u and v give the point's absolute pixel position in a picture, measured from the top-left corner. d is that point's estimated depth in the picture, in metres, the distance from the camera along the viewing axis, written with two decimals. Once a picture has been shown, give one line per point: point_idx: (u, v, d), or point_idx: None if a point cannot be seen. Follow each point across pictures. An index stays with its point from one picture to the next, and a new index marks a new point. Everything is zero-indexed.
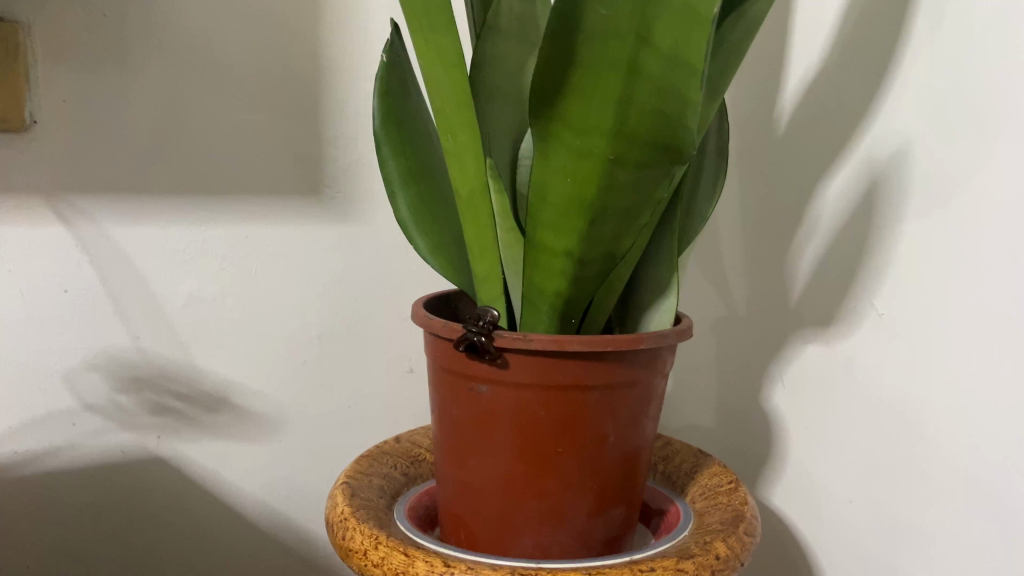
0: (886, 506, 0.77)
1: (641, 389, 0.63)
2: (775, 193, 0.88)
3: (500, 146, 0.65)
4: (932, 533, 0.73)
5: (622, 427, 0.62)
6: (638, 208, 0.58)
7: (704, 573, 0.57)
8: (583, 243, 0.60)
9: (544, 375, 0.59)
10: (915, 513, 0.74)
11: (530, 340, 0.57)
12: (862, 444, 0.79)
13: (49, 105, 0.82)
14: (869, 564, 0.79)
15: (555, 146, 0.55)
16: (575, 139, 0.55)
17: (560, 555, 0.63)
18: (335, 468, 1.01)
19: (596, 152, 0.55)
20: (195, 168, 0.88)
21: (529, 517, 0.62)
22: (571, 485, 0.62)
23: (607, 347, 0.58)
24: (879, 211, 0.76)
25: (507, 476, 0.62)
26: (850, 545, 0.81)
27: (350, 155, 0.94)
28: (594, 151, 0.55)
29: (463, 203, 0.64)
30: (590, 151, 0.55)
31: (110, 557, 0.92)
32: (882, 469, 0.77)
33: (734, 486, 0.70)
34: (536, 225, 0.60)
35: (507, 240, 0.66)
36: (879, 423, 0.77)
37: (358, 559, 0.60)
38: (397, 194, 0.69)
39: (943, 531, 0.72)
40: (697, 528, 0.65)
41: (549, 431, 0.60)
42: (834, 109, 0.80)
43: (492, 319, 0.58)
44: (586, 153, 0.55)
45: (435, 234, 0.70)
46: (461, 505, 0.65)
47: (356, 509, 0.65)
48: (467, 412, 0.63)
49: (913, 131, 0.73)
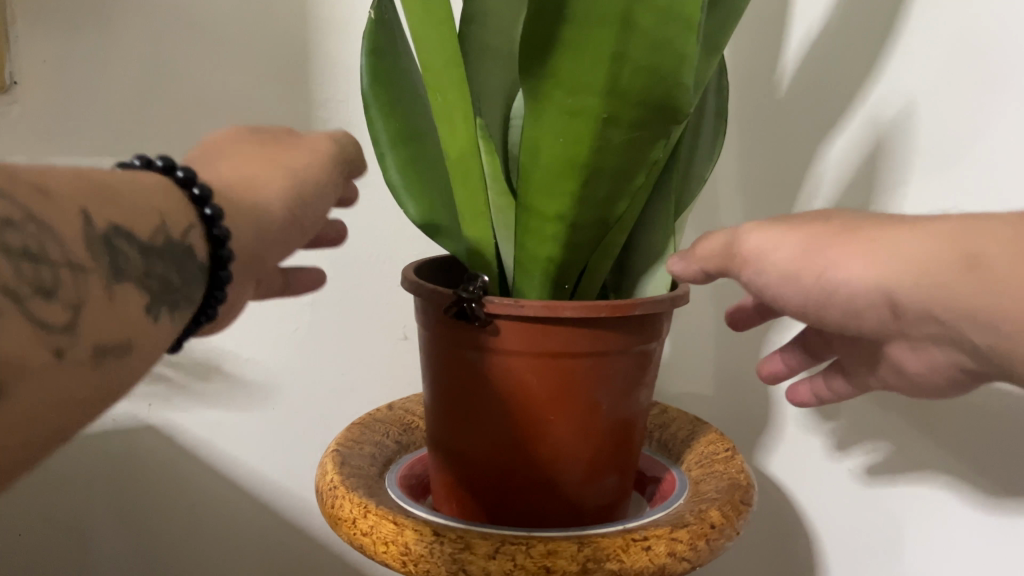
0: (888, 485, 0.77)
1: (636, 357, 0.61)
2: (779, 162, 0.83)
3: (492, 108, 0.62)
4: (930, 513, 0.74)
5: (616, 395, 0.61)
6: (632, 170, 0.56)
7: (697, 542, 0.56)
8: (576, 207, 0.57)
9: (537, 342, 0.58)
10: (915, 492, 0.75)
11: (522, 307, 0.56)
12: (868, 425, 0.78)
13: (30, 66, 0.84)
14: (867, 539, 0.80)
15: (547, 106, 0.53)
16: (567, 97, 0.52)
17: (553, 526, 0.62)
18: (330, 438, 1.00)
19: (589, 110, 0.52)
20: (177, 132, 0.88)
21: (520, 487, 0.61)
22: (564, 453, 0.60)
23: (601, 313, 0.56)
24: (884, 171, 0.74)
25: (499, 444, 0.60)
26: (853, 522, 0.81)
27: (340, 117, 0.90)
28: (587, 110, 0.52)
29: (454, 166, 0.62)
30: (584, 109, 0.52)
31: (102, 517, 0.95)
32: (884, 450, 0.77)
33: (731, 453, 0.69)
34: (527, 189, 0.57)
35: (499, 205, 0.64)
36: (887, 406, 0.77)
37: (347, 528, 0.59)
38: (386, 155, 0.67)
39: (941, 512, 0.73)
40: (693, 496, 0.64)
41: (541, 398, 0.59)
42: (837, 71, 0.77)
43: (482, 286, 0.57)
44: (579, 112, 0.52)
45: (426, 199, 0.68)
46: (451, 474, 0.64)
47: (345, 478, 0.64)
48: (457, 380, 0.61)
49: (916, 92, 0.71)
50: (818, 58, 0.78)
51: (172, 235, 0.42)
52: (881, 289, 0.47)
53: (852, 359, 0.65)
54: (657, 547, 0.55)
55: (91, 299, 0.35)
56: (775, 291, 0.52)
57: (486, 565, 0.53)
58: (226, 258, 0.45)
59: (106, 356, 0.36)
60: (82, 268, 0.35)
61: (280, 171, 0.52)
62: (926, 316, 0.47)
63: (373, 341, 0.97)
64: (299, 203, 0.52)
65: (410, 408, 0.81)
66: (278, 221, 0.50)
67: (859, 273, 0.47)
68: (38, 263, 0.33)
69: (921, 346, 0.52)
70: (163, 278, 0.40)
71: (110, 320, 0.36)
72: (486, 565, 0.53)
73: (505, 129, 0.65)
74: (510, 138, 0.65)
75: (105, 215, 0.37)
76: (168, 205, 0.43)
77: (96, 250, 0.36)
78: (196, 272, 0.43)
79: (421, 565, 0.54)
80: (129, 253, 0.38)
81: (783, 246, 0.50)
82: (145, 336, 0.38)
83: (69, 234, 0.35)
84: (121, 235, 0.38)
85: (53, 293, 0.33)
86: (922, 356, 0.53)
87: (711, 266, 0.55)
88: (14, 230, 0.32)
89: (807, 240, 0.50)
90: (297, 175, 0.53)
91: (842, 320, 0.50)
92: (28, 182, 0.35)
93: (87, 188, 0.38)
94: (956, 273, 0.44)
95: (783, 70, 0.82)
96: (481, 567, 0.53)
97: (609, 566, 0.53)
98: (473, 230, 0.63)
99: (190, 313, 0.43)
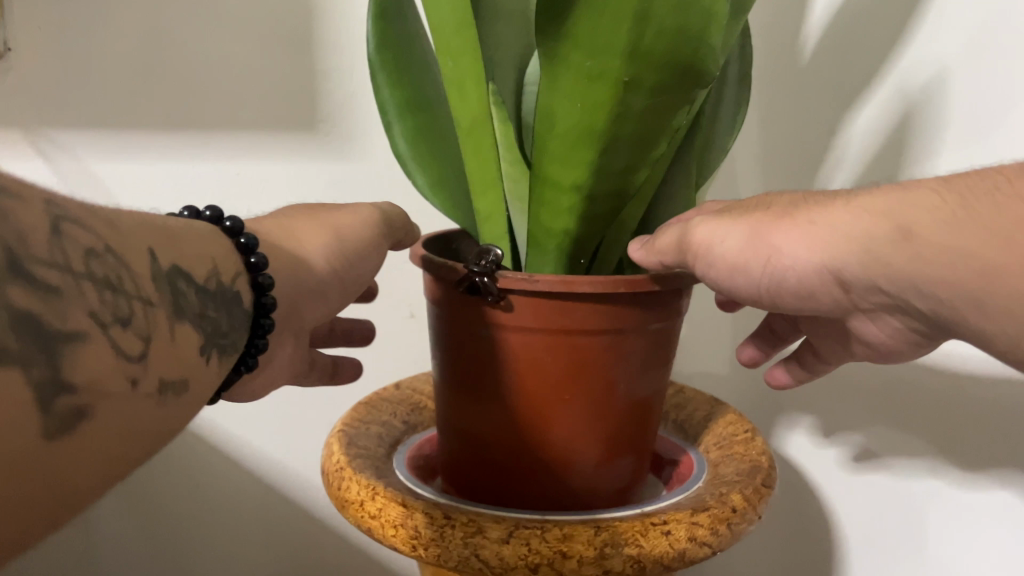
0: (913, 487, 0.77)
1: (655, 334, 0.58)
2: (801, 135, 0.80)
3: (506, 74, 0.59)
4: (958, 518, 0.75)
5: (633, 374, 0.58)
6: (653, 138, 0.53)
7: (718, 527, 0.54)
8: (594, 178, 0.54)
9: (552, 318, 0.55)
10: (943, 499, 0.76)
11: (536, 282, 0.53)
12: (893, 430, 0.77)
13: (25, 33, 0.81)
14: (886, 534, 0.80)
15: (564, 70, 0.50)
16: (585, 60, 0.49)
17: (567, 508, 0.59)
18: (335, 418, 0.98)
19: (609, 74, 0.49)
20: (177, 101, 0.85)
21: (533, 468, 0.59)
22: (578, 434, 0.58)
23: (620, 289, 0.54)
24: (913, 141, 0.72)
25: (511, 424, 0.58)
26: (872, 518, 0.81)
27: (345, 88, 0.87)
28: (607, 74, 0.49)
29: (464, 135, 0.59)
30: (603, 74, 0.49)
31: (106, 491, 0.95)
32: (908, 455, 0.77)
33: (750, 435, 0.67)
34: (542, 157, 0.54)
35: (512, 175, 0.61)
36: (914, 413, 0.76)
37: (354, 510, 0.57)
38: (393, 125, 0.64)
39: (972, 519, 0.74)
40: (712, 479, 0.62)
41: (555, 377, 0.57)
42: (864, 38, 0.74)
43: (494, 261, 0.54)
44: (598, 76, 0.49)
45: (434, 169, 0.65)
46: (461, 456, 0.62)
47: (352, 459, 0.62)
48: (467, 358, 0.59)
49: (949, 60, 0.69)
50: (842, 26, 0.75)
51: (222, 282, 0.43)
52: (825, 265, 0.46)
53: (817, 338, 0.64)
54: (677, 532, 0.52)
55: (161, 333, 0.35)
56: (728, 280, 0.50)
57: (500, 549, 0.51)
58: (265, 308, 0.46)
59: (168, 391, 0.35)
60: (153, 305, 0.35)
61: (322, 233, 0.53)
62: (872, 287, 0.46)
63: (378, 317, 0.94)
64: (340, 256, 0.53)
65: (418, 387, 0.79)
66: (318, 274, 0.52)
67: (804, 250, 0.46)
68: (122, 294, 0.33)
69: (877, 318, 0.51)
70: (214, 320, 0.40)
71: (175, 355, 0.36)
72: (500, 550, 0.51)
73: (518, 95, 0.62)
74: (523, 106, 0.62)
75: (168, 254, 0.38)
76: (218, 254, 0.44)
77: (163, 285, 0.36)
78: (241, 318, 0.44)
79: (432, 549, 0.52)
80: (187, 293, 0.38)
81: (731, 234, 0.49)
82: (200, 378, 0.38)
83: (142, 269, 0.35)
84: (179, 274, 0.38)
85: (131, 325, 0.33)
86: (879, 325, 0.52)
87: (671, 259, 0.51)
88: (100, 259, 0.32)
89: (752, 228, 0.48)
90: (336, 237, 0.53)
91: (792, 303, 0.49)
92: (102, 217, 0.35)
93: (149, 229, 0.38)
94: (889, 238, 0.44)
95: (806, 38, 0.78)
96: (494, 551, 0.51)
97: (627, 551, 0.51)
98: (484, 202, 0.61)
99: (232, 359, 0.43)
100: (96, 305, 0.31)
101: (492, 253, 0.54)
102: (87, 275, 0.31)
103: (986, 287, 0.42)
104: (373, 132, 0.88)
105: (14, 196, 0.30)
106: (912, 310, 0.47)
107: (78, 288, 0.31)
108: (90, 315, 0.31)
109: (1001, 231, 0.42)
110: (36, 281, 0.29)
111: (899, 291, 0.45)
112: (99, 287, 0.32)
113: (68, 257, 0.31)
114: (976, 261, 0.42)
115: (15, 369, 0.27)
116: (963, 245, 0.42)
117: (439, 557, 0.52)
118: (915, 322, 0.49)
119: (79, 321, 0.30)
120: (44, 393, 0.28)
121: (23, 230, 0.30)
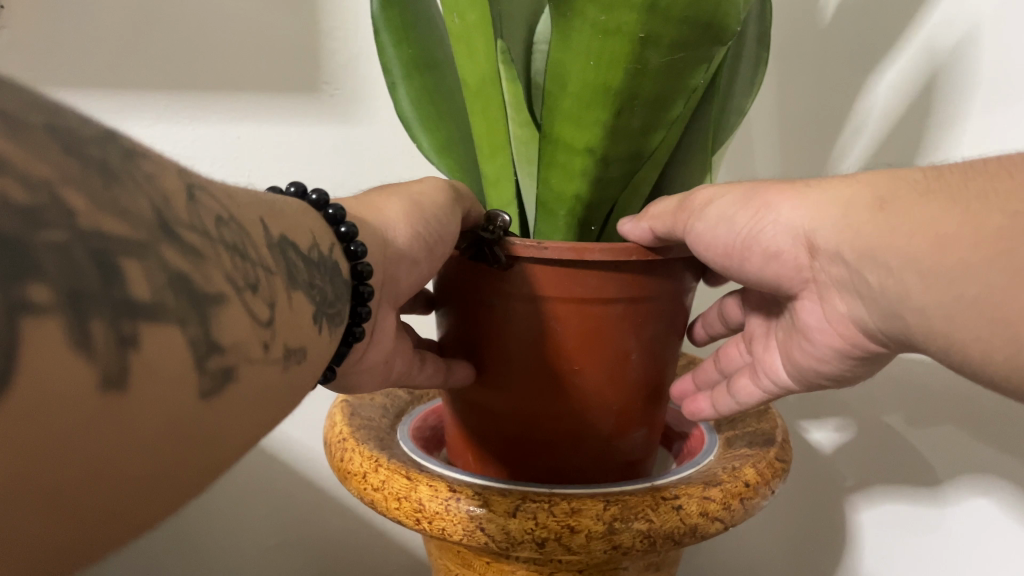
0: (912, 509, 0.74)
1: (670, 303, 0.56)
2: (821, 100, 0.77)
3: (517, 31, 0.57)
4: (956, 547, 0.71)
5: (647, 344, 0.56)
6: (670, 98, 0.50)
7: (730, 503, 0.52)
8: (607, 140, 0.52)
9: (564, 286, 0.53)
10: (941, 526, 0.72)
11: (547, 249, 0.51)
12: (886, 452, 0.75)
13: None
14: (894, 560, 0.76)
15: (576, 24, 0.47)
16: (600, 15, 0.46)
17: (577, 480, 0.58)
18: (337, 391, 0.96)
19: (622, 28, 0.46)
20: (183, 59, 0.83)
21: (542, 439, 0.57)
22: (589, 406, 0.56)
23: (633, 257, 0.52)
24: (938, 103, 0.68)
25: (519, 395, 0.56)
26: (881, 546, 0.77)
27: (350, 49, 0.85)
28: (622, 29, 0.46)
29: (473, 95, 0.56)
30: (619, 28, 0.46)
31: None
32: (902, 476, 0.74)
33: (765, 409, 0.65)
34: (554, 118, 0.52)
35: (521, 138, 0.58)
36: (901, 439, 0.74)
37: (357, 482, 0.56)
38: (398, 85, 0.62)
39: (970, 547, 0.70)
40: (725, 452, 0.60)
41: (565, 347, 0.55)
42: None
43: (502, 228, 0.52)
44: (613, 31, 0.46)
45: (442, 131, 0.63)
46: (470, 426, 0.60)
47: (356, 430, 0.61)
48: (477, 326, 0.57)
49: (982, 17, 0.65)
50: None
51: (323, 252, 0.39)
52: (804, 230, 0.44)
53: (761, 346, 0.57)
54: (688, 507, 0.51)
55: (283, 301, 0.32)
56: (709, 250, 0.49)
57: (507, 523, 0.50)
58: (362, 273, 0.42)
59: (293, 357, 0.32)
60: (272, 274, 0.32)
61: (400, 206, 0.49)
62: (837, 258, 0.42)
63: None
64: (427, 225, 0.49)
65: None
66: (405, 243, 0.48)
67: (790, 210, 0.45)
68: (249, 263, 0.30)
69: (828, 303, 0.46)
70: (322, 289, 0.37)
71: (296, 324, 0.33)
72: (505, 523, 0.50)
73: (529, 54, 0.59)
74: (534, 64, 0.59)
75: (275, 224, 0.35)
76: (314, 224, 0.40)
77: (278, 253, 0.33)
78: (343, 288, 0.40)
79: (436, 523, 0.51)
80: (297, 262, 0.35)
81: (722, 197, 0.48)
82: (316, 347, 0.35)
83: (259, 238, 0.32)
84: (289, 244, 0.35)
85: (259, 293, 0.30)
86: (827, 311, 0.46)
87: (660, 226, 0.50)
88: (227, 226, 0.29)
89: (748, 193, 0.47)
90: (412, 207, 0.49)
91: (763, 267, 0.47)
92: (215, 184, 0.32)
93: (253, 200, 0.35)
94: (863, 204, 0.41)
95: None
96: (498, 525, 0.50)
97: (637, 526, 0.49)
98: (491, 164, 0.59)
99: (339, 333, 0.39)
100: (232, 274, 0.28)
101: (499, 219, 0.52)
102: (219, 242, 0.28)
103: (932, 254, 0.37)
104: (373, 94, 0.86)
105: (150, 160, 0.27)
106: (863, 294, 0.42)
107: (216, 254, 0.28)
108: (228, 281, 0.28)
109: (970, 213, 0.37)
110: (182, 244, 0.26)
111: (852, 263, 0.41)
112: (230, 253, 0.29)
113: (201, 222, 0.28)
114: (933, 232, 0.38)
115: (174, 328, 0.24)
116: (928, 218, 0.38)
117: (444, 531, 0.51)
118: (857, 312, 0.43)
119: (221, 283, 0.27)
120: (197, 351, 0.25)
121: (166, 193, 0.27)
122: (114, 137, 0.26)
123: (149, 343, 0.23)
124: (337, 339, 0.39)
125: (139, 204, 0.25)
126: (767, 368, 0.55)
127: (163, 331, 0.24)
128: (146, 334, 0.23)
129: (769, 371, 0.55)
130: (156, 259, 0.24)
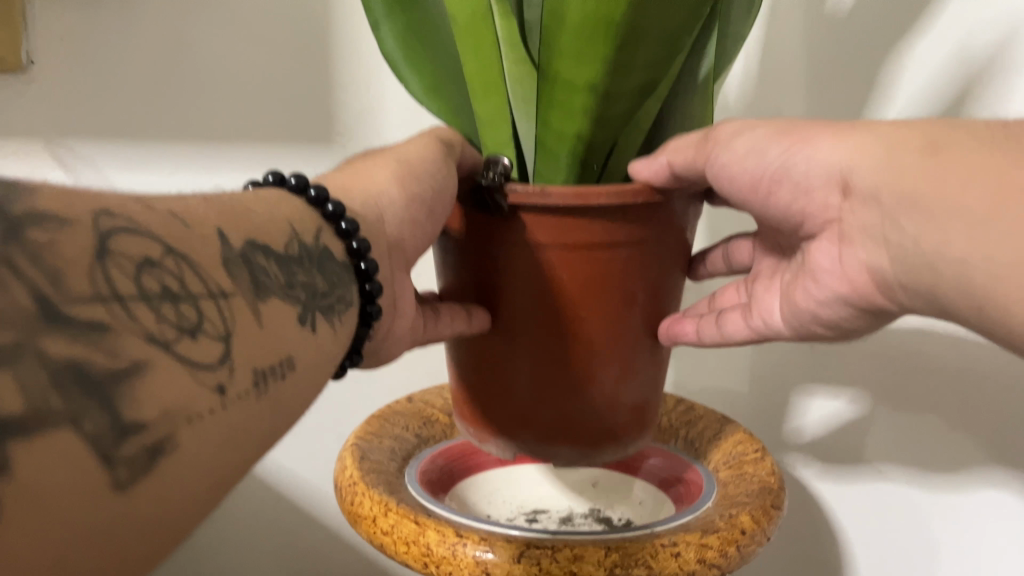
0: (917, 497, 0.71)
1: (677, 251, 0.50)
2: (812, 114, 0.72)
3: None
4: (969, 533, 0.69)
5: (655, 286, 0.49)
6: (683, 27, 0.42)
7: (728, 551, 0.51)
8: (613, 75, 0.42)
9: (566, 230, 0.46)
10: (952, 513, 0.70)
11: (551, 197, 0.45)
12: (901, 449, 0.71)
13: (46, 44, 0.83)
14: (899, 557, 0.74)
15: None
16: None
17: (591, 452, 0.50)
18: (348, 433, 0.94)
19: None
20: (196, 116, 0.86)
21: (549, 397, 0.49)
22: (601, 355, 0.48)
23: (638, 199, 0.45)
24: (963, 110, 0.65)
25: (524, 347, 0.49)
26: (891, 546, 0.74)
27: (360, 102, 0.86)
28: None
29: (460, 32, 0.46)
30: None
31: None
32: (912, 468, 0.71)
33: (762, 455, 0.65)
34: (548, 50, 0.42)
35: (515, 70, 0.49)
36: (913, 433, 0.70)
37: (368, 527, 0.55)
38: (380, 26, 0.52)
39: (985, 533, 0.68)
40: (722, 498, 0.59)
41: (571, 298, 0.47)
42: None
43: (503, 174, 0.46)
44: None
45: (430, 69, 0.53)
46: (466, 389, 0.52)
47: (366, 474, 0.60)
48: (474, 278, 0.50)
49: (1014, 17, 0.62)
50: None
51: (306, 243, 0.38)
52: (839, 168, 0.39)
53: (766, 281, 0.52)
54: (686, 554, 0.50)
55: (246, 323, 0.31)
56: (733, 183, 0.45)
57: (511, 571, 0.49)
58: (359, 247, 0.41)
59: (267, 380, 0.31)
60: (222, 294, 0.30)
61: (391, 170, 0.46)
62: (872, 201, 0.38)
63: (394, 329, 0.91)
64: (426, 185, 0.46)
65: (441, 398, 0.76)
66: (402, 218, 0.45)
67: (828, 146, 0.40)
68: (184, 297, 0.28)
69: (847, 248, 0.41)
70: (309, 284, 0.36)
71: (268, 340, 0.32)
72: (511, 570, 0.49)
73: None
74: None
75: (239, 232, 0.34)
76: (289, 210, 0.39)
77: (234, 268, 0.32)
78: (338, 272, 0.39)
79: (444, 567, 0.51)
80: (269, 270, 0.34)
81: (751, 131, 0.44)
82: (304, 354, 0.35)
83: (208, 261, 0.31)
84: (257, 250, 0.34)
85: (199, 332, 0.28)
86: (843, 255, 0.42)
87: (680, 158, 0.44)
88: (155, 270, 0.28)
89: (774, 131, 0.43)
90: (403, 167, 0.46)
91: (795, 199, 0.43)
92: (156, 210, 0.30)
93: (211, 211, 0.33)
94: (905, 142, 0.37)
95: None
96: (504, 570, 0.49)
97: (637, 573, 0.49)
98: (488, 103, 0.48)
99: (349, 317, 0.40)
100: (155, 321, 0.27)
101: (501, 163, 0.46)
102: (145, 290, 0.27)
103: (943, 234, 0.34)
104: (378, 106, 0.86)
105: (58, 223, 0.25)
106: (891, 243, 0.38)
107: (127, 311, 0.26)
108: (151, 336, 0.26)
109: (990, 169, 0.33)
110: (79, 326, 0.24)
111: (882, 248, 0.39)
112: (155, 302, 0.27)
113: (114, 284, 0.26)
114: (956, 195, 0.34)
115: (68, 430, 0.23)
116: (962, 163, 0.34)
117: None
118: (868, 296, 0.41)
119: (136, 350, 0.26)
120: (100, 445, 0.24)
121: (58, 269, 0.25)
122: (10, 204, 0.25)
123: (26, 462, 0.22)
124: (353, 320, 0.40)
125: (18, 298, 0.23)
126: (762, 306, 0.51)
127: (50, 441, 0.23)
128: (17, 455, 0.22)
129: (765, 309, 0.50)
130: (37, 356, 0.23)
